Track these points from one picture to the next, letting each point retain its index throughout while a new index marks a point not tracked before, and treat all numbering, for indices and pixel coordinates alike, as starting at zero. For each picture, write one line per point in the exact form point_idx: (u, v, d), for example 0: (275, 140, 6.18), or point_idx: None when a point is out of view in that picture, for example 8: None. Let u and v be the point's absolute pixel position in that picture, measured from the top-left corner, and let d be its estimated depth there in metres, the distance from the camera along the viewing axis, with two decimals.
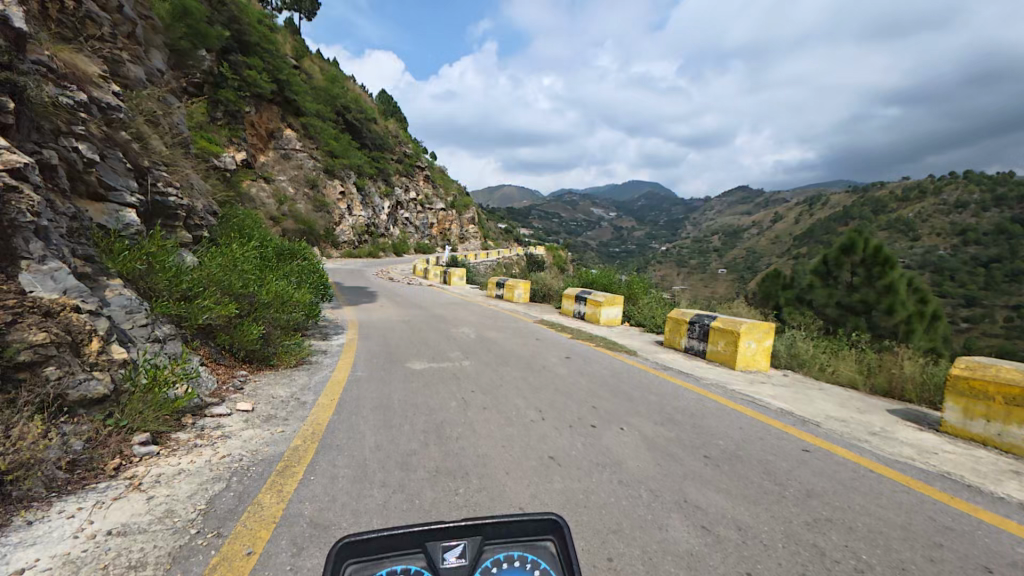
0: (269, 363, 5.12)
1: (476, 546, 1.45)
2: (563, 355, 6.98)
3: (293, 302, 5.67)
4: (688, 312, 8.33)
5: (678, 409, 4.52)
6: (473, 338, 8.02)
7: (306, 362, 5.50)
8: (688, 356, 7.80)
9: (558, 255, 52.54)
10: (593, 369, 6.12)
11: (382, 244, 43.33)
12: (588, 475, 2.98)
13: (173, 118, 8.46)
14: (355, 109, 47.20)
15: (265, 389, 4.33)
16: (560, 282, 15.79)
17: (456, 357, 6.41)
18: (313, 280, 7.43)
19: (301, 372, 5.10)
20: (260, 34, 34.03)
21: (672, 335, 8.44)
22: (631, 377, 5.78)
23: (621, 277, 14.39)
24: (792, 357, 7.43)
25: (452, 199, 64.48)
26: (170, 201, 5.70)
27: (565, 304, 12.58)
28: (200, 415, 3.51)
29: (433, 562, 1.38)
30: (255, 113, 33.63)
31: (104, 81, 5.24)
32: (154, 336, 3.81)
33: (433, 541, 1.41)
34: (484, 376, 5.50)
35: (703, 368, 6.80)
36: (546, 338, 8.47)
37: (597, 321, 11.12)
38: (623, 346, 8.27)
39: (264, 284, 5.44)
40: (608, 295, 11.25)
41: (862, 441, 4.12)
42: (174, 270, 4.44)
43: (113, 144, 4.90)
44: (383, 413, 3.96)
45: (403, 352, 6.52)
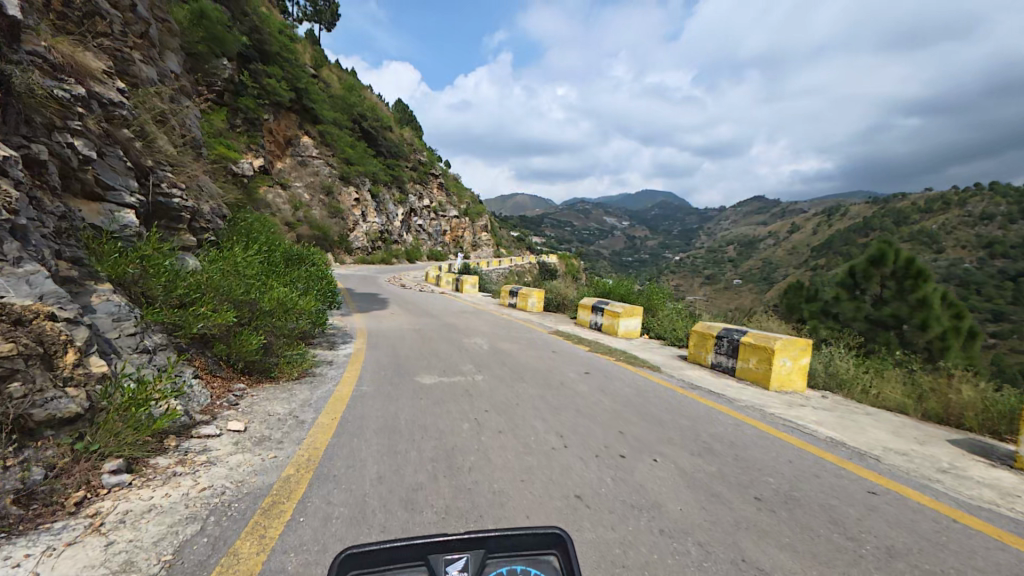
0: (269, 375, 4.79)
1: (478, 559, 1.49)
2: (582, 370, 6.53)
3: (298, 310, 5.35)
4: (715, 326, 7.83)
5: (715, 437, 4.04)
6: (486, 350, 7.61)
7: (309, 374, 5.17)
8: (716, 373, 7.28)
9: (570, 264, 52.12)
10: (616, 387, 5.66)
11: (395, 250, 43.34)
12: (623, 523, 2.52)
13: (185, 120, 8.34)
14: (372, 118, 47.73)
15: (261, 405, 3.98)
16: (575, 291, 15.33)
17: (468, 370, 6.01)
18: (321, 288, 7.11)
19: (303, 385, 4.76)
20: (280, 43, 34.66)
21: (697, 350, 7.94)
22: (658, 398, 5.29)
23: (638, 287, 13.90)
24: (830, 377, 6.86)
25: (466, 207, 64.61)
26: (174, 202, 5.48)
27: (581, 314, 12.12)
28: (185, 436, 3.16)
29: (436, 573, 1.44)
30: (274, 121, 34.16)
31: (108, 78, 5.09)
32: (143, 347, 3.50)
33: (436, 553, 1.48)
34: (499, 392, 5.07)
35: (735, 388, 6.28)
36: (563, 351, 8.02)
37: (615, 332, 10.65)
38: (645, 362, 7.78)
39: (267, 291, 5.13)
40: (626, 305, 10.76)
41: (933, 481, 3.59)
42: (170, 275, 4.15)
43: (114, 142, 4.69)
44: (388, 435, 3.57)
45: (413, 364, 6.16)
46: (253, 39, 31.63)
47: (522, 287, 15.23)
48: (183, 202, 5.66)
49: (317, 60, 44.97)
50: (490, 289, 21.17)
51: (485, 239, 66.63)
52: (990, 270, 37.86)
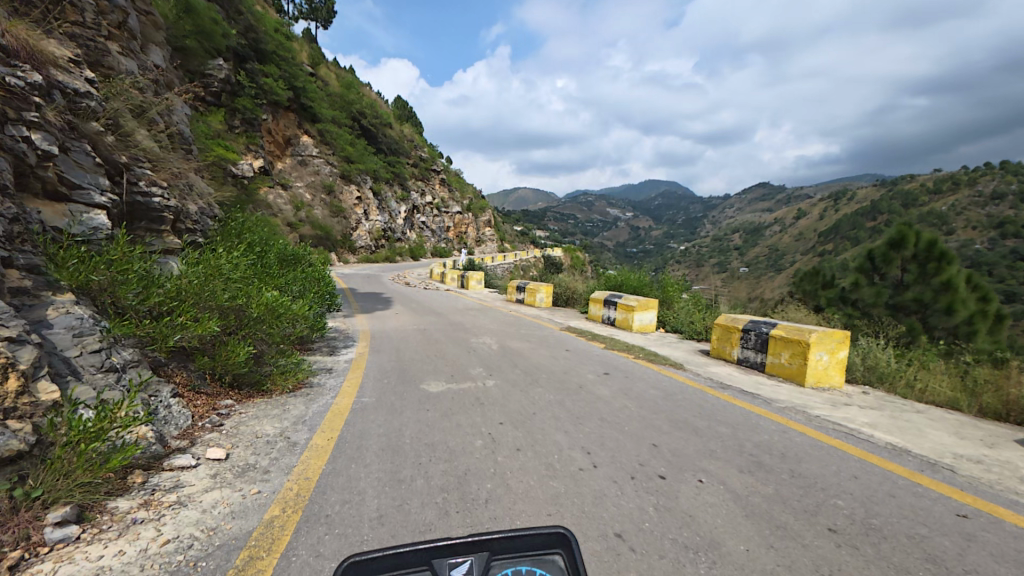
0: (261, 388, 4.35)
1: (484, 563, 1.38)
2: (601, 370, 6.04)
3: (292, 314, 4.90)
4: (740, 319, 7.31)
5: (763, 449, 3.54)
6: (496, 351, 7.13)
7: (306, 385, 4.73)
8: (744, 369, 6.77)
9: (575, 257, 51.65)
10: (641, 389, 5.17)
11: (399, 248, 42.90)
12: (679, 572, 2.06)
13: (171, 116, 7.89)
14: (371, 115, 47.19)
15: (248, 425, 3.54)
16: (585, 284, 14.81)
17: (478, 375, 5.54)
18: (317, 289, 6.64)
19: (298, 398, 4.32)
20: (276, 41, 34.17)
21: (721, 344, 7.44)
22: (689, 401, 4.79)
23: (651, 279, 13.37)
24: (870, 370, 6.34)
25: (469, 202, 64.10)
26: (154, 201, 5.06)
27: (592, 309, 11.62)
28: (155, 469, 2.73)
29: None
30: (272, 120, 33.74)
31: (75, 67, 4.66)
32: (109, 365, 3.09)
33: (439, 558, 1.38)
34: (514, 400, 4.59)
35: (769, 386, 5.78)
36: (577, 349, 7.53)
37: (630, 327, 10.17)
38: (667, 359, 7.25)
39: (257, 295, 4.67)
40: (641, 298, 10.24)
41: (1023, 496, 3.09)
42: (144, 280, 3.71)
43: (80, 136, 4.26)
44: (391, 458, 3.11)
45: (419, 369, 5.72)
46: (249, 38, 31.17)
47: (530, 282, 14.73)
48: (166, 201, 5.23)
49: (315, 58, 44.41)
50: (496, 285, 20.68)
51: (489, 234, 66.00)
52: (1005, 249, 36.87)
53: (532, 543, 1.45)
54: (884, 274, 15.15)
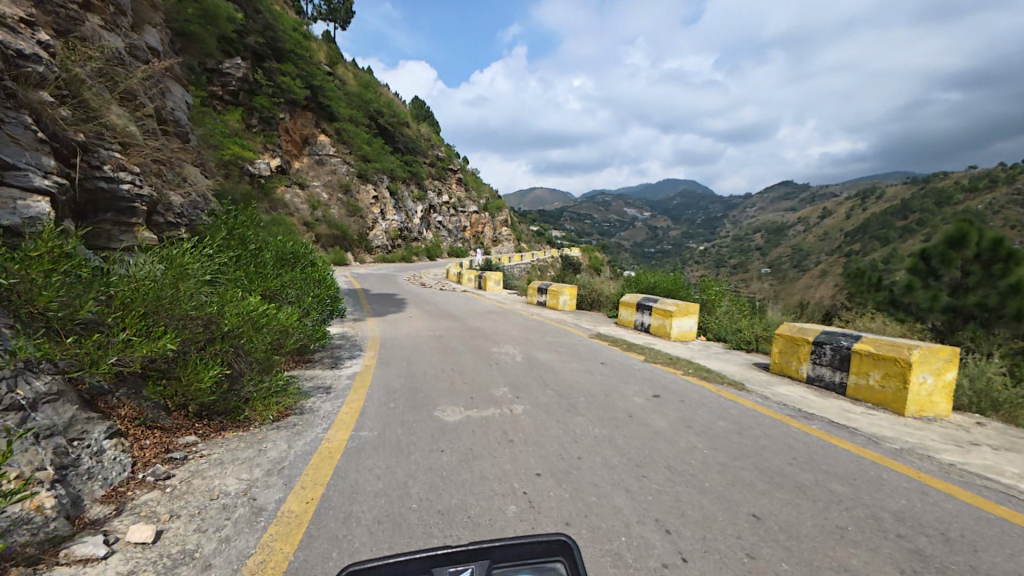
0: (236, 418, 3.51)
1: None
2: (650, 392, 5.02)
3: (282, 324, 4.05)
4: (809, 330, 6.21)
5: (914, 532, 2.51)
6: (521, 365, 6.17)
7: (294, 411, 3.87)
8: (819, 391, 5.66)
9: (594, 257, 50.40)
10: (706, 420, 4.15)
11: (415, 248, 42.14)
12: None
13: (164, 100, 7.21)
14: (388, 114, 46.88)
15: (206, 477, 2.68)
16: (612, 286, 13.70)
17: (503, 398, 4.59)
18: (317, 293, 5.77)
19: (280, 431, 3.46)
20: (293, 41, 34.08)
21: (784, 358, 6.36)
22: (776, 441, 3.73)
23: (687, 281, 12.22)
24: (982, 396, 5.17)
25: (486, 202, 63.37)
26: (122, 189, 4.35)
27: (623, 313, 10.55)
28: (39, 568, 1.84)
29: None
30: (290, 120, 33.56)
31: (23, 26, 3.91)
32: (10, 403, 2.26)
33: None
34: (552, 435, 3.61)
35: (861, 415, 4.69)
36: (614, 362, 6.52)
37: (667, 334, 9.10)
38: (722, 375, 6.17)
39: (234, 300, 3.82)
40: (680, 303, 9.16)
41: None
42: (79, 283, 2.87)
43: (19, 105, 3.48)
44: (391, 538, 2.20)
45: (432, 388, 4.82)
46: (266, 36, 31.30)
47: (553, 284, 13.74)
48: (136, 189, 4.49)
49: (332, 57, 44.41)
50: (515, 287, 19.70)
51: (507, 234, 65.00)
52: None
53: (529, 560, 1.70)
54: (941, 273, 10.61)
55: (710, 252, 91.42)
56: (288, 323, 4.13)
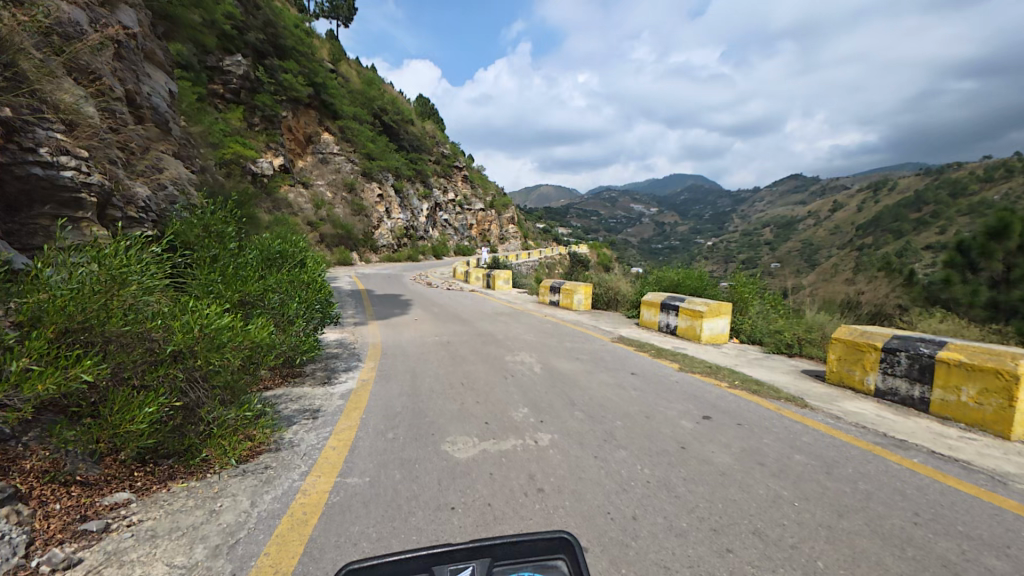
0: (190, 460, 2.76)
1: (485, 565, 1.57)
2: (699, 413, 4.20)
3: (255, 339, 3.25)
4: (876, 334, 5.35)
5: None
6: (541, 377, 5.38)
7: (267, 449, 3.09)
8: (894, 407, 4.83)
9: (603, 254, 49.35)
10: (781, 456, 3.32)
11: (421, 247, 41.34)
12: None
13: (137, 83, 6.52)
14: (392, 111, 46.22)
15: (122, 566, 1.92)
16: (630, 284, 12.85)
17: (525, 423, 3.82)
18: (306, 297, 4.94)
19: (243, 480, 2.67)
20: (295, 37, 33.56)
21: (845, 367, 5.53)
22: (881, 491, 2.90)
23: (712, 278, 11.33)
24: None
25: (493, 199, 62.47)
26: (63, 176, 3.62)
27: (645, 314, 9.71)
28: None
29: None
30: (293, 118, 33.02)
31: None
32: None
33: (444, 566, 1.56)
34: (592, 481, 2.81)
35: (963, 442, 3.84)
36: (646, 372, 5.71)
37: (696, 337, 8.28)
38: (775, 387, 5.31)
39: (190, 310, 3.04)
40: (710, 302, 8.31)
41: None
42: None
43: None
44: None
45: (441, 412, 4.04)
46: (267, 33, 30.94)
47: (566, 282, 12.93)
48: (83, 176, 3.77)
49: (335, 54, 43.86)
50: (525, 286, 18.90)
51: (513, 232, 64.06)
52: None
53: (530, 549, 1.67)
54: (979, 266, 8.58)
55: (721, 248, 89.67)
56: (264, 337, 3.33)
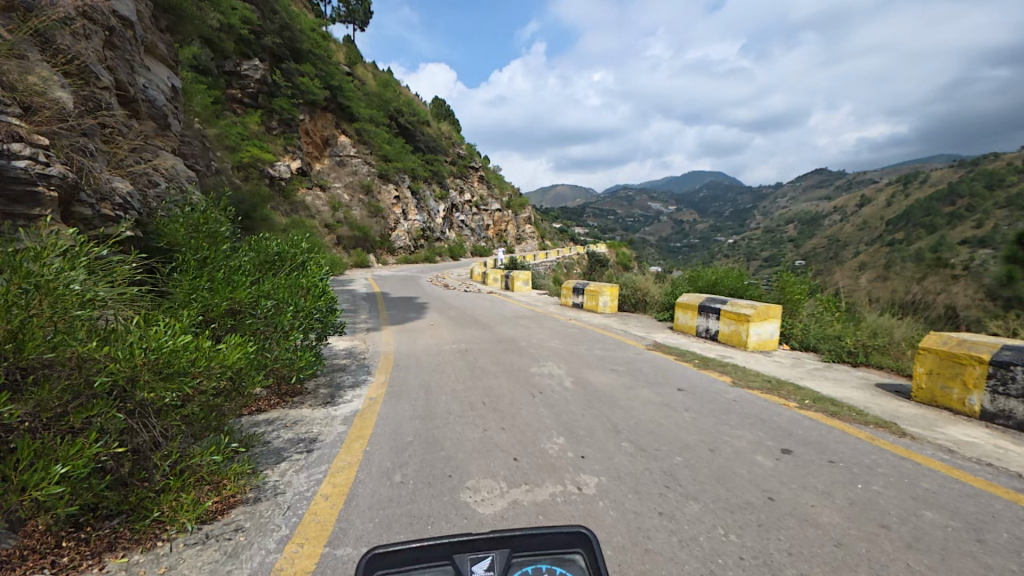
0: (137, 524, 2.15)
1: (505, 560, 1.36)
2: (774, 447, 3.41)
3: (229, 363, 2.58)
4: (979, 344, 4.45)
5: None
6: (574, 394, 4.63)
7: (239, 502, 2.44)
8: (1010, 435, 3.97)
9: (623, 253, 48.25)
10: (905, 515, 2.53)
11: (439, 248, 40.91)
12: None
13: (131, 74, 6.08)
14: (408, 112, 46.09)
15: None
16: (659, 285, 11.99)
17: (563, 459, 3.11)
18: (304, 305, 4.26)
19: (199, 554, 2.02)
20: (312, 41, 33.68)
21: (937, 383, 4.66)
22: None
23: (752, 277, 10.38)
24: None
25: (510, 200, 61.82)
26: (15, 166, 3.10)
27: (680, 317, 8.87)
28: None
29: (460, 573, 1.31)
30: (310, 121, 33.05)
31: None
32: None
33: (461, 555, 1.34)
34: (664, 557, 2.09)
35: None
36: (695, 389, 4.91)
37: (742, 343, 7.42)
38: (855, 407, 4.45)
39: (142, 328, 2.39)
40: (757, 304, 7.45)
41: None
42: None
43: None
44: None
45: (460, 443, 3.34)
46: (283, 37, 31.09)
47: (590, 283, 12.15)
48: (40, 167, 3.25)
49: (351, 57, 43.96)
50: (545, 287, 18.13)
51: (530, 232, 63.25)
52: None
53: (553, 542, 1.41)
54: None
55: (745, 245, 86.95)
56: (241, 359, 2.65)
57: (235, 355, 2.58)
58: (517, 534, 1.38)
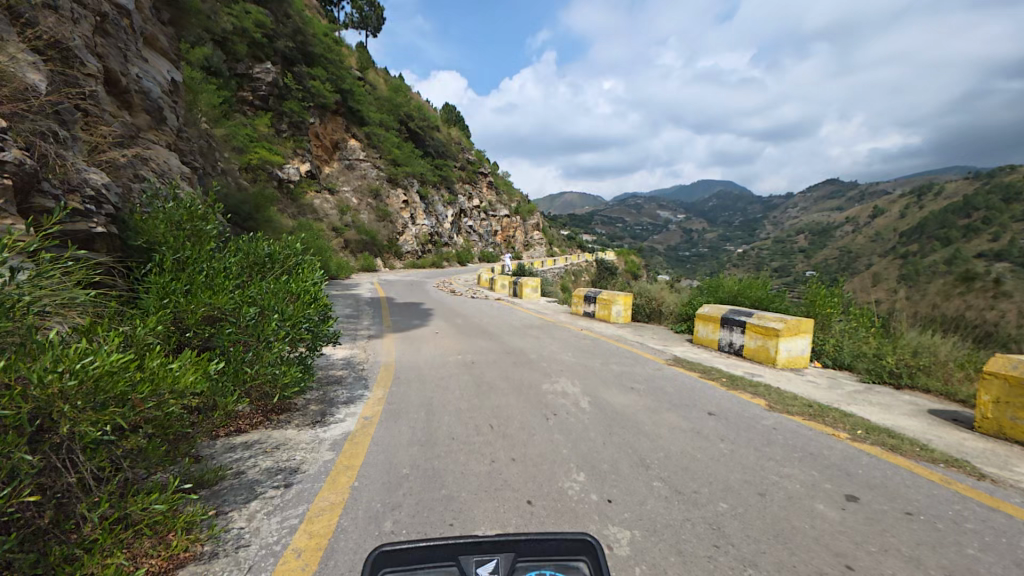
0: None
1: (509, 563, 1.41)
2: (835, 495, 2.88)
3: (182, 386, 2.12)
4: None
5: None
6: (591, 418, 4.14)
7: (188, 561, 1.98)
8: None
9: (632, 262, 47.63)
10: None
11: (446, 254, 40.60)
12: None
13: (122, 62, 5.78)
14: (418, 117, 46.07)
15: None
16: (676, 295, 11.43)
17: (587, 505, 2.61)
18: (292, 312, 3.77)
19: None
20: (324, 45, 33.76)
21: (1006, 413, 4.11)
22: None
23: (776, 288, 9.79)
24: None
25: (519, 206, 61.50)
26: None
27: (700, 330, 8.33)
28: None
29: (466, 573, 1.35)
30: (321, 124, 33.02)
31: None
32: None
33: (466, 556, 1.41)
34: None
35: None
36: (728, 414, 4.38)
37: (770, 360, 6.86)
38: (915, 441, 3.89)
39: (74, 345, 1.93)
40: (787, 318, 6.89)
41: None
42: None
43: None
44: None
45: (464, 481, 2.85)
46: (296, 41, 31.17)
47: (602, 291, 11.63)
48: None
49: (363, 62, 44.10)
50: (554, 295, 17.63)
51: (538, 238, 62.84)
52: None
53: (559, 548, 1.46)
54: None
55: (756, 255, 85.76)
56: (199, 381, 2.20)
57: (189, 375, 2.12)
58: (523, 538, 1.43)
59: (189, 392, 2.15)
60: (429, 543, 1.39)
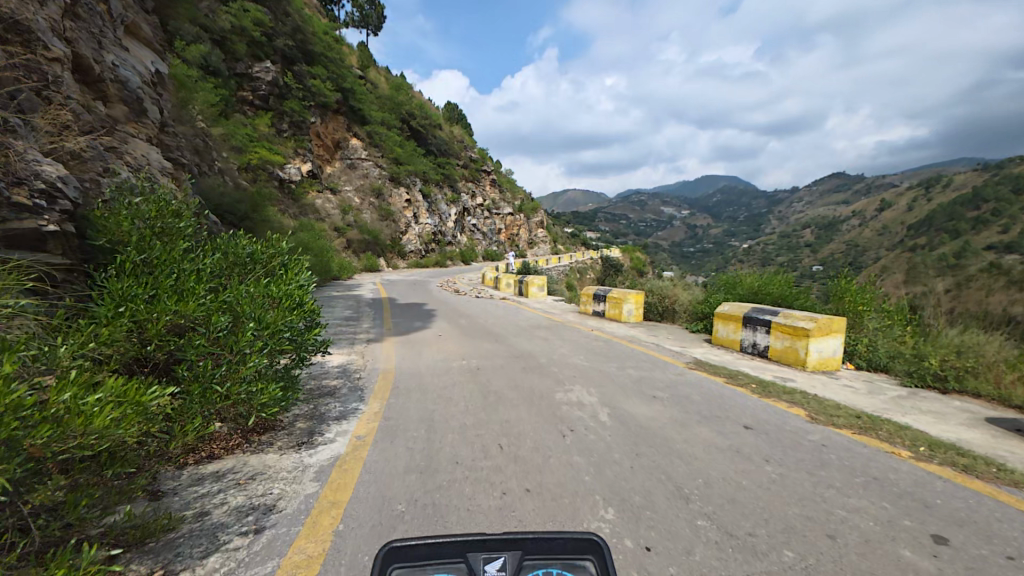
0: None
1: (516, 562, 1.32)
2: (919, 537, 2.38)
3: (100, 426, 1.72)
4: None
5: None
6: (613, 434, 3.64)
7: None
8: None
9: (638, 259, 46.98)
10: None
11: (450, 253, 40.13)
12: None
13: (95, 49, 5.37)
14: (420, 115, 45.61)
15: None
16: (689, 292, 10.89)
17: (623, 556, 2.12)
18: (271, 319, 3.33)
19: None
20: (324, 43, 33.33)
21: None
22: None
23: (799, 284, 9.23)
24: None
25: (522, 204, 60.93)
26: None
27: (720, 330, 7.82)
28: None
29: (473, 572, 1.27)
30: (322, 123, 32.57)
31: None
32: None
33: (474, 552, 1.33)
34: None
35: None
36: (768, 428, 3.87)
37: (798, 362, 6.35)
38: (990, 460, 3.37)
39: None
40: (818, 317, 6.36)
41: None
42: None
43: None
44: None
45: (470, 522, 2.37)
46: (296, 39, 30.79)
47: (612, 289, 11.12)
48: None
49: (364, 60, 43.66)
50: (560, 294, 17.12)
51: (542, 236, 62.32)
52: None
53: (567, 546, 1.38)
54: None
55: (762, 251, 84.72)
56: (126, 418, 1.83)
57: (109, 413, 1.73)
58: (530, 535, 1.36)
59: (112, 433, 1.80)
60: (435, 539, 1.32)
